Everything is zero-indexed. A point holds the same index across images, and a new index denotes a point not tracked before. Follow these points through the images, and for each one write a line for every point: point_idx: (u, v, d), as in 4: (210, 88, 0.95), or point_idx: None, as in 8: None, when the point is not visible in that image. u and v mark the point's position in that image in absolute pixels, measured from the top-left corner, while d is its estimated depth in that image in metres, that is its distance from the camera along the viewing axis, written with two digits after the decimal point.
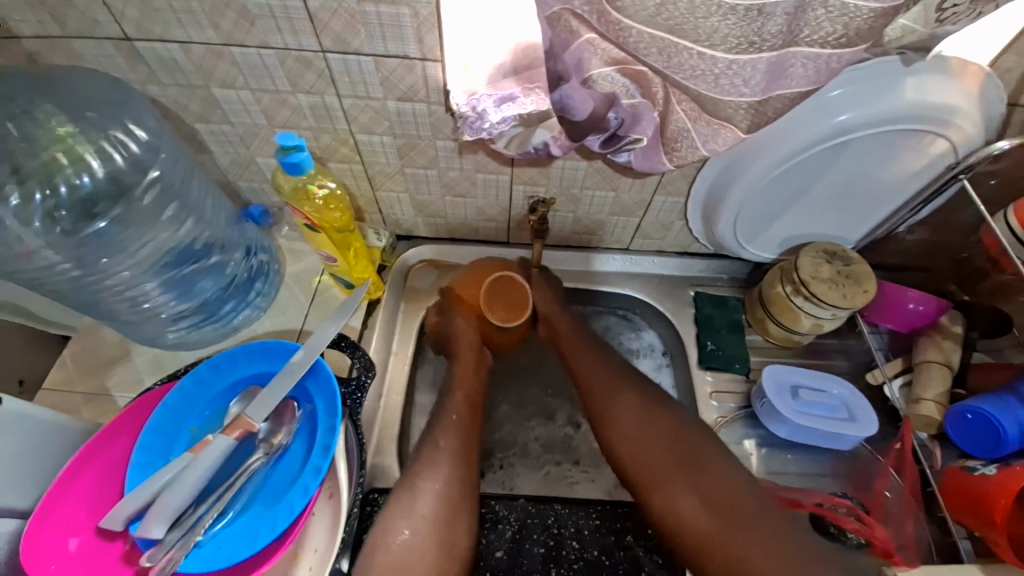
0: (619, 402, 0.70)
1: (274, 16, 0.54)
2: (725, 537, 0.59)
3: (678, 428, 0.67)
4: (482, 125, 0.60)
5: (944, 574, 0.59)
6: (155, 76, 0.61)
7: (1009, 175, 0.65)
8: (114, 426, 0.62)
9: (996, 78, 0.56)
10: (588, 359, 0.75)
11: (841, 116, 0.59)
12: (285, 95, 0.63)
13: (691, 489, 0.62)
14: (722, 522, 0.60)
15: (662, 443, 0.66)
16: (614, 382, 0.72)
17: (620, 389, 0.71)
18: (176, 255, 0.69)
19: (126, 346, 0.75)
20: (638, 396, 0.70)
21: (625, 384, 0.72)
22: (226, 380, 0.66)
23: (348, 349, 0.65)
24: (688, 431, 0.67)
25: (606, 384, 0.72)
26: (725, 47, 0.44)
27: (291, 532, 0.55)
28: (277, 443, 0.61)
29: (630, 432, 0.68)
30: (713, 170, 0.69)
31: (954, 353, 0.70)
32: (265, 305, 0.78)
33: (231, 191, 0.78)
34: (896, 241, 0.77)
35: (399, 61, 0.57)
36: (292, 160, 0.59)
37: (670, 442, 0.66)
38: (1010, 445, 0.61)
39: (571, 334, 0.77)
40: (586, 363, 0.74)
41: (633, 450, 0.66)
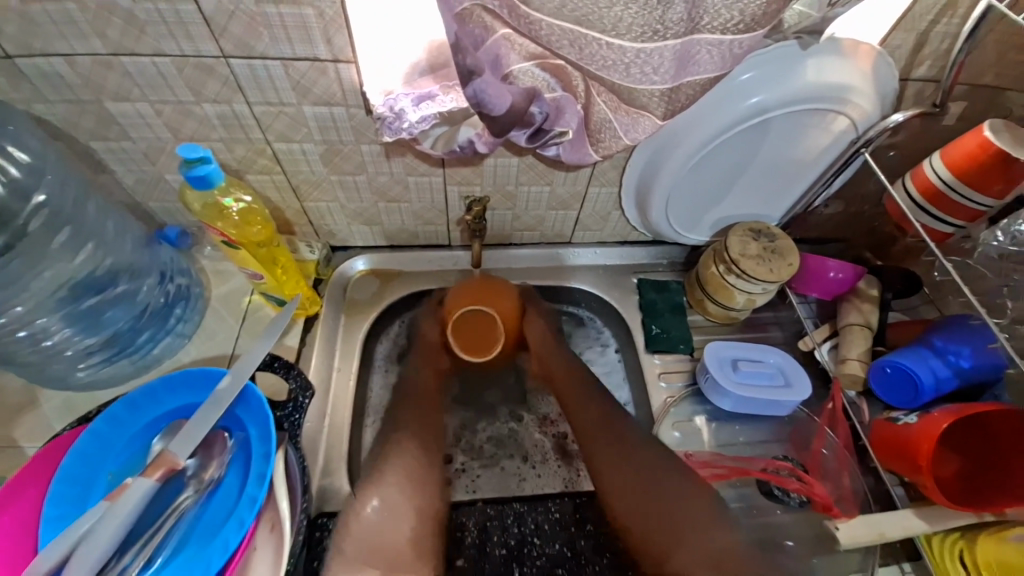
0: (611, 452, 0.69)
1: (165, 21, 0.50)
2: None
3: (673, 486, 0.65)
4: (401, 125, 0.57)
5: (880, 521, 0.63)
6: (39, 94, 0.56)
7: (904, 146, 0.71)
8: (19, 480, 0.55)
9: (886, 55, 0.61)
10: (579, 410, 0.73)
11: (753, 99, 0.62)
12: (189, 105, 0.58)
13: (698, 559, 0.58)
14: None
15: (650, 494, 0.64)
16: (599, 433, 0.71)
17: (613, 446, 0.69)
18: (77, 287, 0.64)
19: (34, 391, 0.68)
20: (628, 442, 0.69)
21: (612, 435, 0.70)
22: (148, 416, 0.61)
23: (281, 370, 0.61)
24: (678, 488, 0.64)
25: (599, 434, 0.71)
26: (630, 36, 0.45)
27: (226, 571, 0.52)
28: (208, 478, 0.57)
29: (624, 488, 0.66)
30: (641, 158, 0.71)
31: (873, 313, 0.76)
32: (190, 331, 0.73)
33: (143, 213, 0.73)
34: (815, 215, 0.82)
35: (309, 63, 0.55)
36: (198, 174, 0.55)
37: (665, 496, 0.64)
38: (926, 394, 0.67)
39: (566, 370, 0.77)
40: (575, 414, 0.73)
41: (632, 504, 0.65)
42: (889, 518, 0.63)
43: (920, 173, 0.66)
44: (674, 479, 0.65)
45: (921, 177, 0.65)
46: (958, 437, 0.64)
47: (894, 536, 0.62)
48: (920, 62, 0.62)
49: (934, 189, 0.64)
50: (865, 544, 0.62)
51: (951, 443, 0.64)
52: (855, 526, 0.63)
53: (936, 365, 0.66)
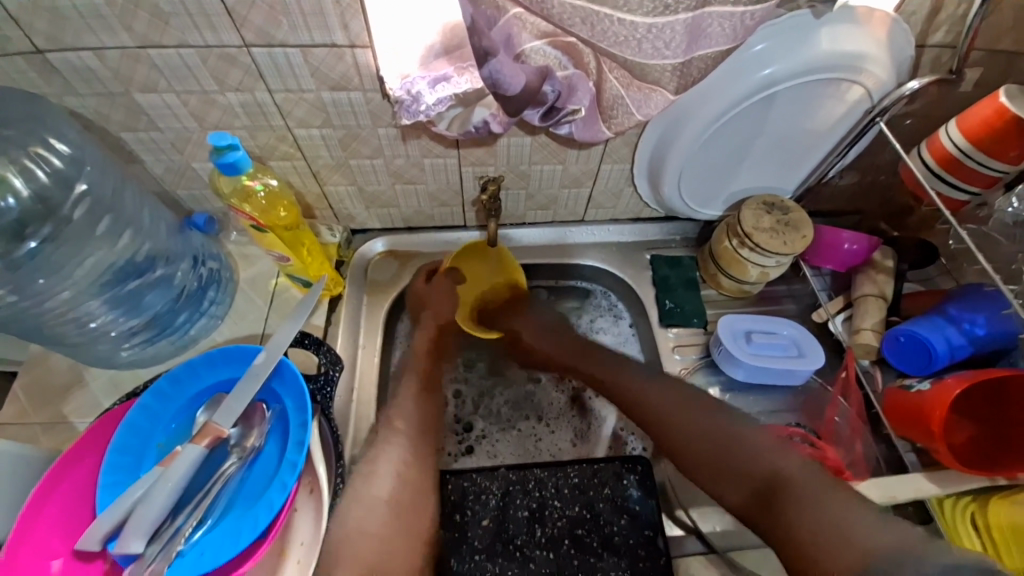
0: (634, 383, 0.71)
1: (189, 13, 0.52)
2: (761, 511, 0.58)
3: (711, 419, 0.65)
4: (418, 107, 0.59)
5: (890, 484, 0.65)
6: (72, 88, 0.58)
7: (921, 115, 0.70)
8: (78, 449, 0.60)
9: (903, 21, 0.60)
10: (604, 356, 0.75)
11: (765, 71, 0.62)
12: (213, 95, 0.61)
13: (733, 481, 0.60)
14: (769, 516, 0.57)
15: (675, 422, 0.66)
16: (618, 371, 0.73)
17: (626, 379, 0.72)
18: (116, 273, 0.67)
19: (81, 371, 0.73)
20: (652, 380, 0.70)
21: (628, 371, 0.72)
22: (189, 391, 0.65)
23: (312, 346, 0.65)
24: (708, 416, 0.65)
25: (609, 369, 0.73)
26: (642, 11, 0.46)
27: (274, 528, 0.55)
28: (250, 446, 0.61)
29: (656, 417, 0.68)
30: (653, 134, 0.71)
31: (888, 284, 0.76)
32: (222, 313, 0.76)
33: (171, 201, 0.76)
34: (829, 187, 0.82)
35: (327, 49, 0.56)
36: (228, 161, 0.58)
37: (690, 426, 0.65)
38: (939, 361, 0.67)
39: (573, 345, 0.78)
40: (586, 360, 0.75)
41: (665, 433, 0.66)
42: (900, 481, 0.65)
43: (935, 141, 0.65)
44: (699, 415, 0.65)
45: (936, 145, 0.65)
46: (972, 403, 0.65)
47: (904, 498, 0.64)
48: (937, 28, 0.61)
49: (950, 157, 0.64)
50: (874, 506, 0.63)
51: (965, 410, 0.65)
52: (865, 490, 0.64)
53: (951, 334, 0.67)
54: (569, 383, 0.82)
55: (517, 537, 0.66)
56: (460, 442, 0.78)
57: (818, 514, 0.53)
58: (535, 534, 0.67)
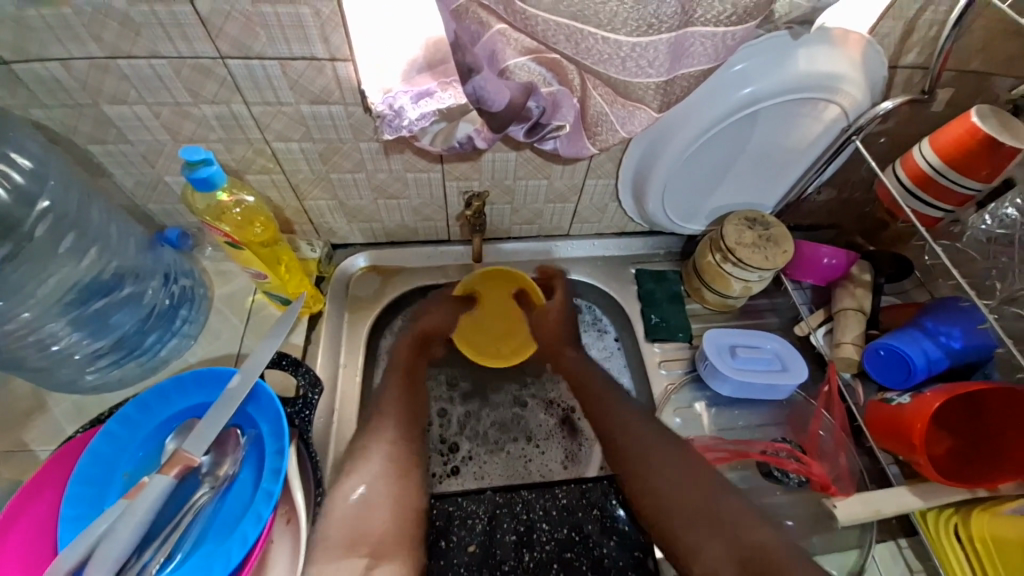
0: (654, 454, 0.68)
1: (162, 24, 0.50)
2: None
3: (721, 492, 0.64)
4: (400, 123, 0.58)
5: (875, 498, 0.65)
6: (35, 99, 0.56)
7: (894, 133, 0.72)
8: (38, 481, 0.56)
9: (875, 43, 0.62)
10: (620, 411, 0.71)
11: (746, 89, 0.63)
12: (186, 107, 0.59)
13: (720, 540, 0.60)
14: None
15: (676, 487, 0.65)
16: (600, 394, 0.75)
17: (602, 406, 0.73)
18: (83, 290, 0.64)
19: (41, 396, 0.68)
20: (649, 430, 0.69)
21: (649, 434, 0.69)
22: (160, 416, 0.61)
23: (290, 367, 0.63)
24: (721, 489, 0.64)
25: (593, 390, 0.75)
26: (626, 31, 0.46)
27: (248, 564, 0.53)
28: (223, 475, 0.58)
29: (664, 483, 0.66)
30: (637, 150, 0.71)
31: (866, 297, 0.77)
32: (195, 332, 0.73)
33: (142, 215, 0.73)
34: (808, 202, 0.84)
35: (306, 63, 0.55)
36: (201, 176, 0.56)
37: (699, 494, 0.64)
38: (918, 374, 0.68)
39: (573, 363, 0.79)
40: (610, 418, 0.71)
41: (648, 479, 0.66)
42: (884, 496, 0.65)
43: (909, 160, 0.67)
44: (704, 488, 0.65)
45: (910, 163, 0.66)
46: (952, 417, 0.66)
47: (888, 513, 0.64)
48: (909, 49, 0.63)
49: (923, 174, 0.65)
50: (860, 521, 0.64)
51: (945, 423, 0.66)
52: (850, 505, 0.65)
53: (929, 347, 0.68)
54: (559, 405, 0.80)
55: (504, 562, 0.65)
56: (445, 464, 0.74)
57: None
58: (523, 559, 0.65)
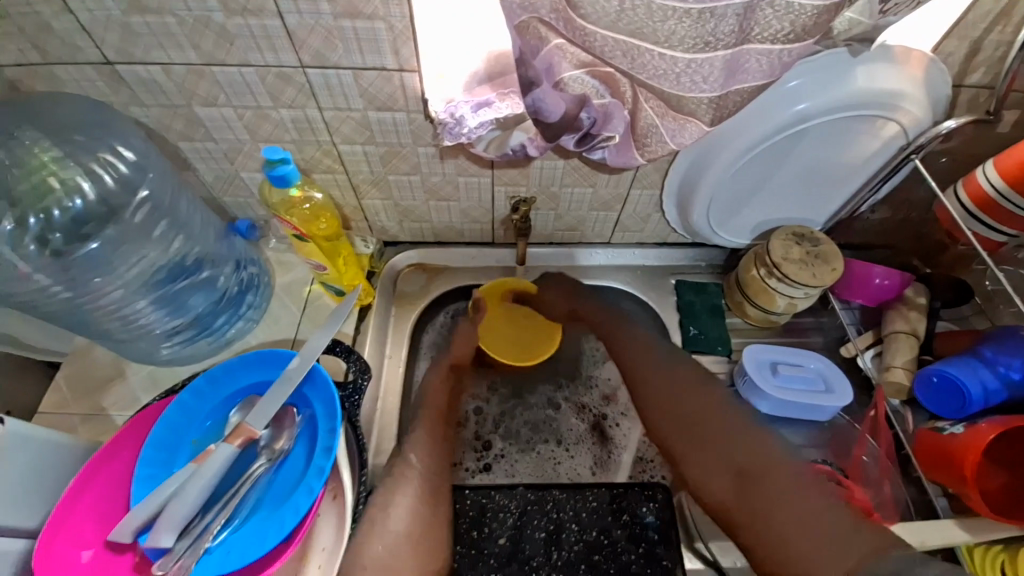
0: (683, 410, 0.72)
1: (254, 35, 0.56)
2: (746, 518, 0.63)
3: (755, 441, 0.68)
4: (461, 130, 0.62)
5: (921, 529, 0.62)
6: (137, 98, 0.63)
7: (957, 153, 0.70)
8: (117, 442, 0.63)
9: (939, 61, 0.61)
10: (652, 359, 0.77)
11: (800, 105, 0.63)
12: (267, 110, 0.64)
13: (724, 471, 0.67)
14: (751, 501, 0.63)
15: (699, 423, 0.71)
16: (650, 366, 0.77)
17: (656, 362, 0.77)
18: (170, 271, 0.71)
19: (122, 365, 0.76)
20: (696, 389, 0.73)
21: (676, 376, 0.75)
22: (225, 391, 0.67)
23: (342, 354, 0.68)
24: (762, 448, 0.67)
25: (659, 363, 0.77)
26: (682, 48, 0.47)
27: (298, 532, 0.57)
28: (279, 448, 0.63)
29: (695, 438, 0.70)
30: (684, 162, 0.72)
31: (920, 322, 0.75)
32: (257, 316, 0.79)
33: (217, 206, 0.80)
34: (861, 221, 0.82)
35: (376, 73, 0.60)
36: (278, 173, 0.61)
37: (739, 454, 0.67)
38: (974, 404, 0.65)
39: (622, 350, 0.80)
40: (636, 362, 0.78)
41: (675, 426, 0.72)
42: (931, 527, 0.63)
43: (973, 181, 0.64)
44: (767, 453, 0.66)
45: (974, 185, 0.64)
46: (1008, 452, 0.63)
47: (935, 545, 0.62)
48: (974, 68, 0.61)
49: (986, 197, 0.63)
50: (903, 550, 0.62)
51: (997, 457, 0.63)
52: (893, 532, 0.63)
53: (986, 377, 0.65)
54: (590, 411, 0.83)
55: (533, 558, 0.66)
56: (478, 459, 0.78)
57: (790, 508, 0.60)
58: (551, 556, 0.66)
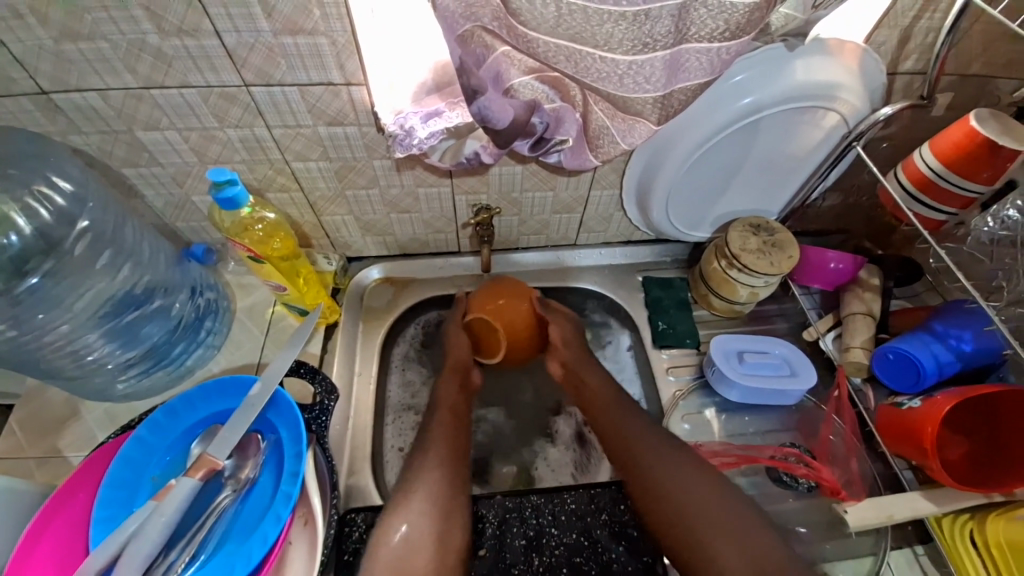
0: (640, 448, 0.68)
1: (192, 57, 0.54)
2: None
3: (770, 537, 0.58)
4: (411, 142, 0.61)
5: (886, 503, 0.65)
6: (74, 126, 0.60)
7: (896, 138, 0.73)
8: (72, 484, 0.59)
9: (871, 51, 0.63)
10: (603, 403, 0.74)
11: (745, 99, 0.65)
12: (213, 131, 0.63)
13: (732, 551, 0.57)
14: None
15: (707, 502, 0.61)
16: (598, 394, 0.75)
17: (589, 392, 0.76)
18: (116, 304, 0.68)
19: (75, 405, 0.73)
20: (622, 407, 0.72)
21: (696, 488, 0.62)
22: (185, 422, 0.65)
23: (308, 375, 0.66)
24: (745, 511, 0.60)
25: (597, 398, 0.75)
26: (622, 50, 0.48)
27: (266, 564, 0.55)
28: (244, 478, 0.61)
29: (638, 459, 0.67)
30: (640, 160, 0.73)
31: (875, 302, 0.77)
32: (219, 342, 0.77)
33: (171, 232, 0.77)
34: (814, 208, 0.84)
35: (324, 88, 0.59)
36: (227, 195, 0.60)
37: (751, 542, 0.57)
38: (928, 377, 0.68)
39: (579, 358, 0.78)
40: (673, 484, 0.63)
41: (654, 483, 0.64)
42: (896, 500, 0.65)
43: (911, 164, 0.68)
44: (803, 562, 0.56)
45: (912, 167, 0.67)
46: (965, 420, 0.66)
47: (901, 518, 0.64)
48: (906, 56, 0.64)
49: (924, 179, 0.66)
50: (871, 525, 0.64)
51: (957, 426, 0.66)
52: (862, 509, 0.65)
53: (939, 350, 0.68)
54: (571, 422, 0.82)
55: (514, 567, 0.66)
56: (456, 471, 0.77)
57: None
58: (533, 563, 0.66)
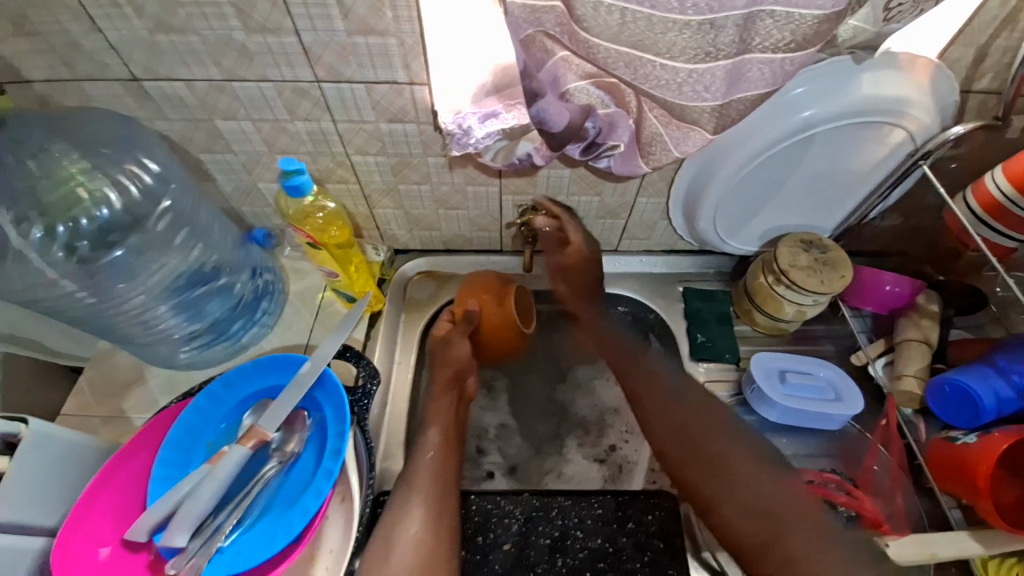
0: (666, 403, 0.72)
1: (271, 53, 0.58)
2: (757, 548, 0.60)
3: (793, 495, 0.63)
4: (467, 140, 0.63)
5: (932, 541, 0.61)
6: (161, 112, 0.66)
7: (967, 159, 0.69)
8: (136, 443, 0.65)
9: (946, 68, 0.61)
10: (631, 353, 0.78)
11: (805, 113, 0.64)
12: (284, 122, 0.67)
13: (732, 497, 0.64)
14: (767, 526, 0.60)
15: (722, 456, 0.66)
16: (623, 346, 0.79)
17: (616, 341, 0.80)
18: (188, 278, 0.73)
19: (140, 370, 0.79)
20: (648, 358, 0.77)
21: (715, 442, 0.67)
22: (238, 395, 0.69)
23: (353, 359, 0.69)
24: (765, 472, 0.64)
25: (621, 349, 0.79)
26: (684, 58, 0.48)
27: (306, 534, 0.58)
28: (290, 451, 0.64)
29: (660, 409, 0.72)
30: (690, 170, 0.73)
31: (933, 330, 0.74)
32: (271, 322, 0.82)
33: (236, 216, 0.82)
34: (871, 228, 0.81)
35: (388, 86, 0.62)
36: (293, 183, 0.63)
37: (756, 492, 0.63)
38: (987, 414, 0.64)
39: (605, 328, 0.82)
40: (689, 434, 0.69)
41: (672, 431, 0.70)
42: (942, 539, 0.61)
43: (981, 187, 0.64)
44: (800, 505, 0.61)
45: (982, 191, 0.64)
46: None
47: (946, 557, 0.60)
48: (983, 73, 0.61)
49: (995, 203, 0.63)
50: (913, 563, 0.61)
51: (1014, 468, 0.61)
52: (904, 545, 0.62)
53: (1000, 386, 0.64)
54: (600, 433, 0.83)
55: (537, 564, 0.66)
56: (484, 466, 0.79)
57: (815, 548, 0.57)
58: (556, 563, 0.66)
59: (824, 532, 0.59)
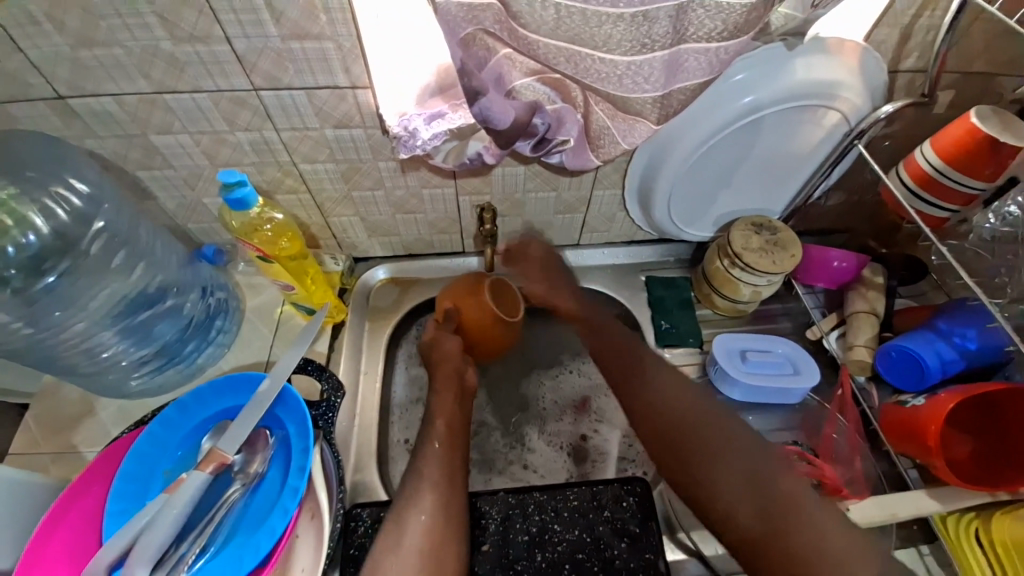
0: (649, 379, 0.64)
1: (203, 62, 0.56)
2: (762, 539, 0.51)
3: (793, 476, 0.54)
4: (415, 142, 0.63)
5: (892, 501, 0.64)
6: (90, 130, 0.62)
7: (899, 136, 0.73)
8: (86, 479, 0.61)
9: (872, 50, 0.64)
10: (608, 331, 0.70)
11: (746, 98, 0.66)
12: (224, 134, 0.64)
13: (734, 478, 0.54)
14: (770, 519, 0.51)
15: (711, 429, 0.58)
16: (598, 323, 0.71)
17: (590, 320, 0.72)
18: (129, 303, 0.70)
19: (89, 401, 0.74)
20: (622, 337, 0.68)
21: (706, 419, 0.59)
22: (194, 419, 0.67)
23: (315, 372, 0.68)
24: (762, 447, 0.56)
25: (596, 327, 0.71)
26: (621, 51, 0.49)
27: (275, 554, 0.56)
28: (253, 472, 0.62)
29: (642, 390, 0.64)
30: (641, 159, 0.74)
31: (879, 300, 0.77)
32: (228, 341, 0.78)
33: (183, 234, 0.79)
34: (818, 207, 0.84)
35: (330, 91, 0.60)
36: (236, 196, 0.61)
37: (756, 471, 0.54)
38: (931, 376, 0.68)
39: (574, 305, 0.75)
40: (676, 412, 0.60)
41: (658, 414, 0.61)
42: (901, 498, 0.64)
43: (912, 162, 0.68)
44: (809, 495, 0.52)
45: (913, 165, 0.67)
46: (972, 419, 0.65)
47: (904, 515, 0.63)
48: (907, 54, 0.65)
49: (925, 176, 0.66)
50: (877, 524, 0.62)
51: (965, 426, 0.65)
52: (868, 508, 0.63)
53: (942, 348, 0.68)
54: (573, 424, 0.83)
55: (518, 562, 0.66)
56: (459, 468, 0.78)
57: (816, 537, 0.49)
58: (535, 558, 0.66)
59: (823, 517, 0.51)
